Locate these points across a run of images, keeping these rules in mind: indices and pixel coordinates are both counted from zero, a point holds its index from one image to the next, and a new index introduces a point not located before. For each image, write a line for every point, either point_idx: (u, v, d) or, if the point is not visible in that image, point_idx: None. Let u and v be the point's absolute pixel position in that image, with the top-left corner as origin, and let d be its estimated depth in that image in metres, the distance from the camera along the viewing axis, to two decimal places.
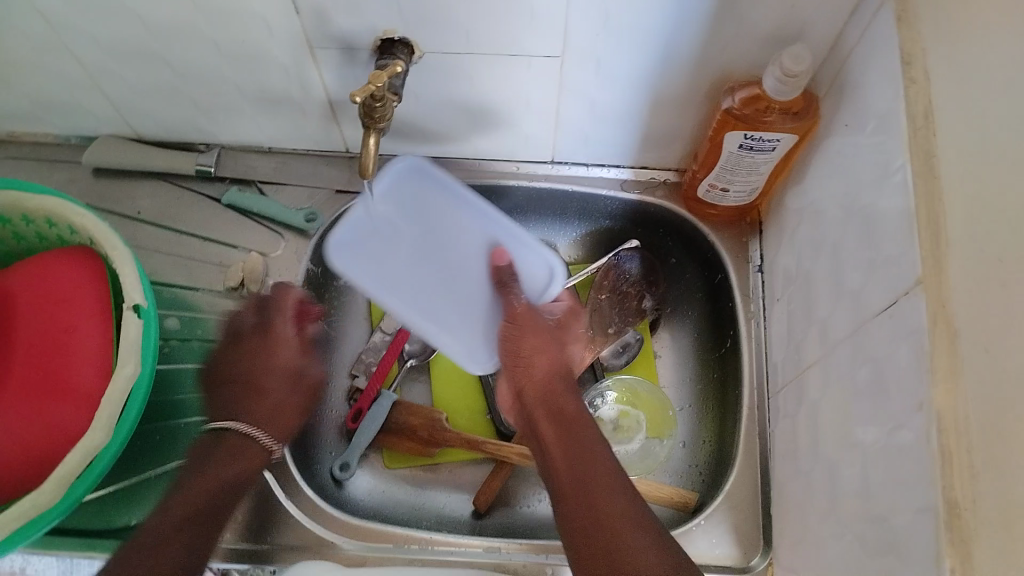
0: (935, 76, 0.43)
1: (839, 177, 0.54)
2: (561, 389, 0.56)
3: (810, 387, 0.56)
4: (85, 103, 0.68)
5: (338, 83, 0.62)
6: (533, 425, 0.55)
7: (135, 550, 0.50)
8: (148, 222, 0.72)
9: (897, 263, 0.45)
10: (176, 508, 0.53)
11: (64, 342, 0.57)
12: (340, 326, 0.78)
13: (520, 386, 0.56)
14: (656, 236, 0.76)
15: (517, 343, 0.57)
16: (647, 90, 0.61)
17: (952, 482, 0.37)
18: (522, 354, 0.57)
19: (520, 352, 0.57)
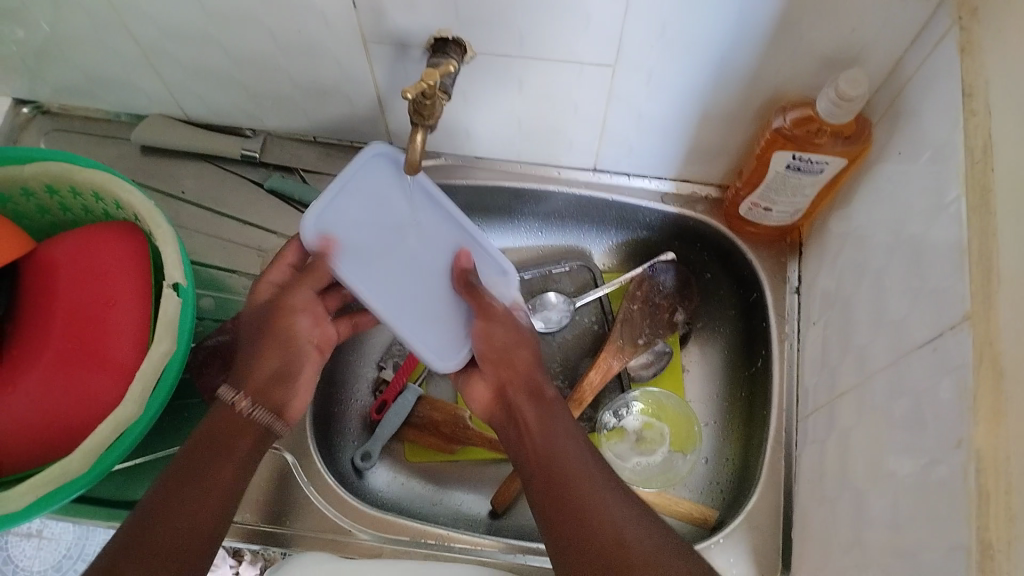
0: (997, 109, 0.43)
1: (888, 204, 0.53)
2: (539, 379, 0.60)
3: (843, 414, 0.56)
4: (138, 82, 0.69)
5: (387, 78, 0.62)
6: (512, 410, 0.60)
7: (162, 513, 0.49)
8: (191, 202, 0.73)
9: (944, 296, 0.44)
10: (204, 478, 0.52)
11: (104, 314, 0.58)
12: None
13: (501, 379, 0.62)
14: (694, 250, 0.76)
15: (492, 340, 0.63)
16: (697, 104, 0.61)
17: (987, 525, 0.37)
18: (501, 350, 0.62)
19: (498, 348, 0.62)
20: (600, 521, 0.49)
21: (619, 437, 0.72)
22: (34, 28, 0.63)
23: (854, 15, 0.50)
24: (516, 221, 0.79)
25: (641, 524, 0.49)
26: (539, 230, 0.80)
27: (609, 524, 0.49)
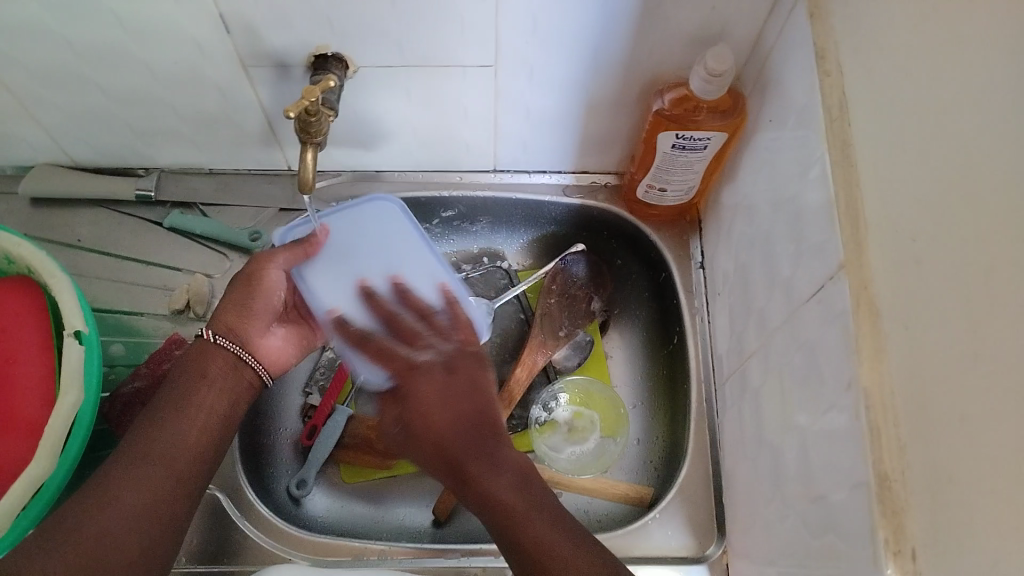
0: (847, 69, 0.45)
1: (767, 171, 0.56)
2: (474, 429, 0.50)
3: (753, 375, 0.58)
4: (17, 133, 0.67)
5: (274, 101, 0.62)
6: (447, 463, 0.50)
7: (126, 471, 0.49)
8: (88, 249, 0.71)
9: (823, 249, 0.46)
10: (165, 461, 0.51)
11: (5, 374, 0.56)
12: None
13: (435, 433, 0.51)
14: (601, 239, 0.78)
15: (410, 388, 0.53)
16: (581, 95, 0.63)
17: (882, 456, 0.39)
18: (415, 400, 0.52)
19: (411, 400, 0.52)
20: (504, 510, 0.48)
21: (551, 430, 0.72)
22: None
23: None
24: (426, 232, 0.79)
25: (564, 522, 0.48)
26: (449, 237, 0.80)
27: (515, 510, 0.48)
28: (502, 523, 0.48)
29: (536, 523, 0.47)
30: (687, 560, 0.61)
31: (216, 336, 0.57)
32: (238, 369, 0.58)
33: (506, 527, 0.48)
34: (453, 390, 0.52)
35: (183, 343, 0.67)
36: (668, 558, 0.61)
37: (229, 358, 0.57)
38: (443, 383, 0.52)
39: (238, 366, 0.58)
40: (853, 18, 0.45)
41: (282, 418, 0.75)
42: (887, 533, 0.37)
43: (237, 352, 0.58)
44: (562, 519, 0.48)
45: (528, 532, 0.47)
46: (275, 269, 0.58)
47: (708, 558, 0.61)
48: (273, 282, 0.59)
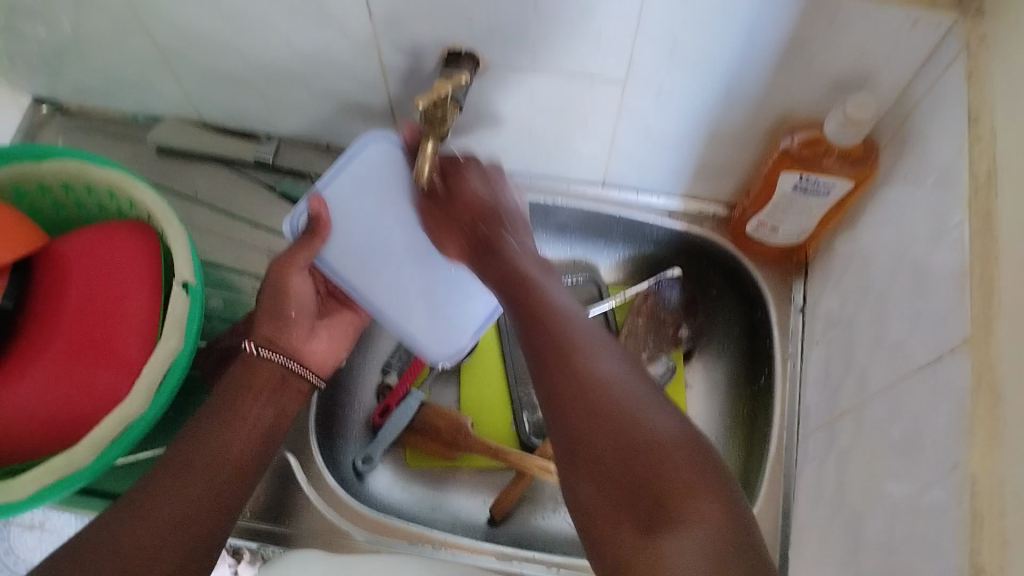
0: (1002, 137, 0.43)
1: (892, 228, 0.54)
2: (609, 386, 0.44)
3: (842, 435, 0.56)
4: (156, 85, 0.70)
5: (400, 86, 0.63)
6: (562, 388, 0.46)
7: (164, 484, 0.49)
8: (203, 203, 0.74)
9: (946, 320, 0.44)
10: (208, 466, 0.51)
11: (113, 311, 0.59)
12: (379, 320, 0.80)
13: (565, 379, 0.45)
14: (700, 267, 0.76)
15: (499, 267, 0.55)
16: (707, 122, 0.61)
17: (982, 549, 0.37)
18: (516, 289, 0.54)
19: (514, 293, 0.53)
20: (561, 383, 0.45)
21: None
22: (57, 29, 0.64)
23: (864, 39, 0.50)
24: None
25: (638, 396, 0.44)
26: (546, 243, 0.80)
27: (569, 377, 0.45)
28: (568, 390, 0.44)
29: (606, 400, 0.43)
30: None
31: (258, 348, 0.58)
32: (285, 380, 0.59)
33: (577, 405, 0.44)
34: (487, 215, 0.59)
35: None
36: None
37: (277, 370, 0.58)
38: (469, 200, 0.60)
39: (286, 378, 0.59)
40: (1018, 85, 0.43)
41: (359, 393, 0.77)
42: None
43: (288, 362, 0.59)
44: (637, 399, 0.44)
45: (599, 411, 0.43)
46: (298, 273, 0.58)
47: None
48: (297, 286, 0.59)
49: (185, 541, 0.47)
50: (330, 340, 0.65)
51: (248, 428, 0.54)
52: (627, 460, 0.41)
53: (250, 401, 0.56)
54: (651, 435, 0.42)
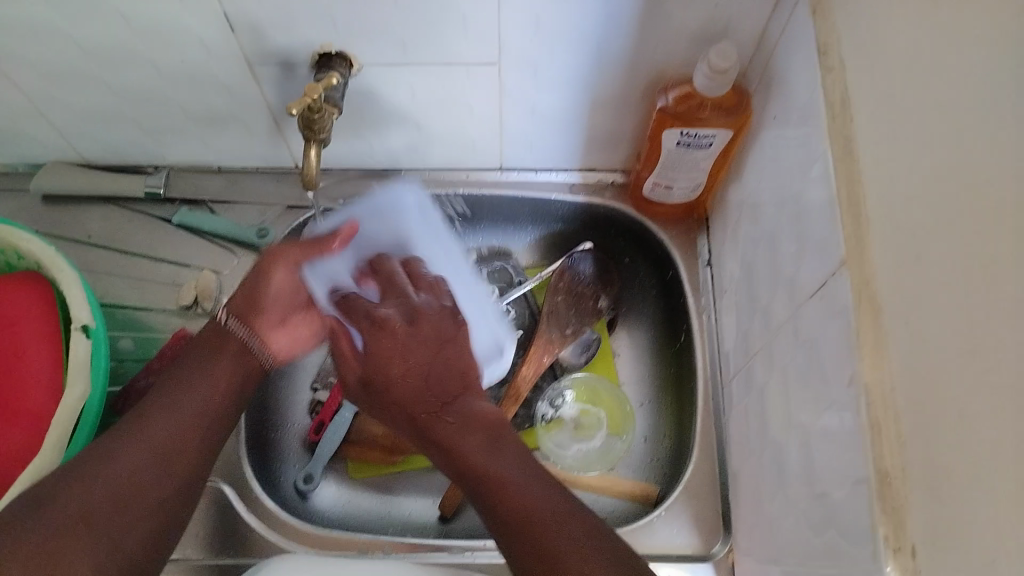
0: (850, 65, 0.45)
1: (771, 168, 0.56)
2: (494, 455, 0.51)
3: (757, 374, 0.58)
4: (30, 131, 0.68)
5: (280, 99, 0.63)
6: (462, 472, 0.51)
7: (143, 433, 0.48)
8: (98, 246, 0.72)
9: (825, 245, 0.46)
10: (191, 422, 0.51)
11: (14, 367, 0.57)
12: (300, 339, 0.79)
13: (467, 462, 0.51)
14: (609, 237, 0.78)
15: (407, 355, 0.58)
16: (587, 93, 0.63)
17: (882, 453, 0.38)
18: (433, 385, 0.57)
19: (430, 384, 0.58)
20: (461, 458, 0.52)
21: (558, 427, 0.73)
22: None
23: None
24: None
25: (545, 483, 0.48)
26: (458, 234, 0.80)
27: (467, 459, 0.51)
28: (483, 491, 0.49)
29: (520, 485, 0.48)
30: (692, 558, 0.61)
31: (229, 318, 0.58)
32: (247, 353, 0.57)
33: (489, 484, 0.49)
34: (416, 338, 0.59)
35: (192, 339, 0.67)
36: (673, 556, 0.61)
37: (240, 343, 0.57)
38: (409, 335, 0.59)
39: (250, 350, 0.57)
40: (856, 14, 0.45)
41: (291, 413, 0.76)
42: (887, 529, 0.37)
43: (251, 338, 0.57)
44: (546, 484, 0.48)
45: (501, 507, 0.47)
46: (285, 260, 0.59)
47: (713, 557, 0.61)
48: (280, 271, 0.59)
49: (156, 493, 0.47)
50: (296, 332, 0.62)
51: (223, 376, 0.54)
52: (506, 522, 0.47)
53: (218, 362, 0.55)
54: (562, 521, 0.45)
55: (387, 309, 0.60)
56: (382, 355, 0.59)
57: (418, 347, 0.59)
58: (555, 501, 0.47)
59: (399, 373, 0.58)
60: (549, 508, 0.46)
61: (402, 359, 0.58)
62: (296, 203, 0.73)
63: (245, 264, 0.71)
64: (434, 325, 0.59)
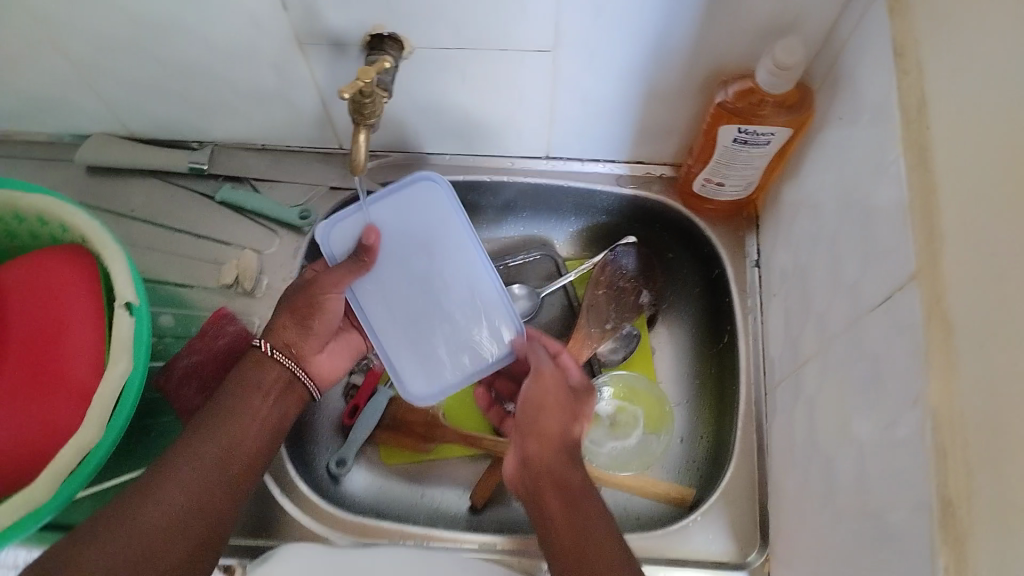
0: (928, 67, 0.43)
1: (835, 170, 0.54)
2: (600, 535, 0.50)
3: (806, 382, 0.56)
4: (78, 102, 0.68)
5: (329, 79, 0.62)
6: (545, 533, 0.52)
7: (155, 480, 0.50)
8: (142, 220, 0.72)
9: (892, 257, 0.44)
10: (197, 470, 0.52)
11: (60, 339, 0.56)
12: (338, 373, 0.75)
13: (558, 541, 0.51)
14: (653, 231, 0.76)
15: (534, 418, 0.58)
16: (643, 83, 0.61)
17: (947, 479, 0.36)
18: (534, 425, 0.58)
19: (533, 425, 0.58)
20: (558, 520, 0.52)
21: (593, 423, 0.71)
22: None
23: None
24: (475, 217, 0.79)
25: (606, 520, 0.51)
26: (498, 222, 0.79)
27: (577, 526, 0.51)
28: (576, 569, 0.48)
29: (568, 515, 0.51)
30: (728, 565, 0.59)
31: (263, 342, 0.59)
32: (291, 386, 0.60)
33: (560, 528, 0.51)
34: (560, 406, 0.58)
35: (232, 319, 0.67)
36: (708, 562, 0.60)
37: (283, 374, 0.59)
38: (561, 402, 0.58)
39: (288, 380, 0.60)
40: (936, 14, 0.43)
41: (325, 396, 0.74)
42: (949, 560, 0.36)
43: (294, 370, 0.60)
44: (604, 523, 0.51)
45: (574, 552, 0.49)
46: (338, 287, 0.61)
47: (749, 565, 0.59)
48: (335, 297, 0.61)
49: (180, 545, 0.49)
50: (336, 357, 0.65)
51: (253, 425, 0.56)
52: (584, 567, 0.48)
53: (258, 399, 0.57)
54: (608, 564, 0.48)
55: (546, 362, 0.61)
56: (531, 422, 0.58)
57: (554, 418, 0.58)
58: (597, 527, 0.50)
59: (545, 449, 0.56)
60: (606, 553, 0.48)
61: (552, 414, 0.58)
62: (337, 183, 0.72)
63: (287, 244, 0.71)
64: (570, 410, 0.58)
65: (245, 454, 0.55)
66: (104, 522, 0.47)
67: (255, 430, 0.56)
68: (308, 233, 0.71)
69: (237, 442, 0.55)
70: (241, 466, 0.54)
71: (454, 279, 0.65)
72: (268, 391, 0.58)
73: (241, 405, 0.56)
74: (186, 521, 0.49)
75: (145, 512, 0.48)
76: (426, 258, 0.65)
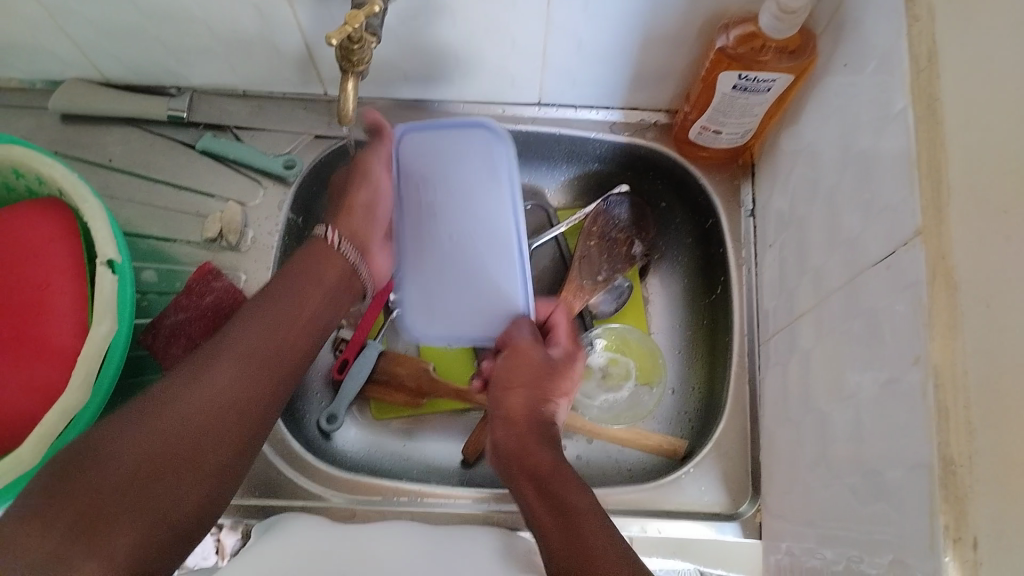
0: (937, 13, 0.41)
1: (837, 120, 0.52)
2: (576, 490, 0.52)
3: (802, 335, 0.55)
4: (49, 47, 0.65)
5: (312, 23, 0.59)
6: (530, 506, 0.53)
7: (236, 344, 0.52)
8: (120, 170, 0.70)
9: (896, 210, 0.43)
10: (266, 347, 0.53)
11: (36, 300, 0.55)
12: None
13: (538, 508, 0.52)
14: (646, 179, 0.75)
15: (534, 381, 0.61)
16: (640, 27, 0.59)
17: (948, 439, 0.36)
18: (537, 388, 0.61)
19: (534, 386, 0.61)
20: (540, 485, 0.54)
21: (586, 376, 0.72)
22: None
23: None
24: None
25: (581, 488, 0.52)
26: None
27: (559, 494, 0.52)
28: (564, 540, 0.48)
29: (560, 497, 0.52)
30: (720, 516, 0.60)
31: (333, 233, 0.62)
32: (349, 276, 0.62)
33: (545, 492, 0.53)
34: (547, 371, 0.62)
35: (218, 274, 0.66)
36: (701, 514, 0.60)
37: (344, 266, 0.61)
38: (551, 367, 0.62)
39: (350, 274, 0.62)
40: None
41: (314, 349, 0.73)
42: (948, 518, 0.36)
43: (355, 263, 0.62)
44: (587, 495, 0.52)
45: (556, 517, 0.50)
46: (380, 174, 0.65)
47: (741, 516, 0.59)
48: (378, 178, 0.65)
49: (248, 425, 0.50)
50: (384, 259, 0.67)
51: (310, 317, 0.57)
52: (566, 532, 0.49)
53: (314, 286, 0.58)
54: (587, 517, 0.49)
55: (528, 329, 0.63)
56: (534, 384, 0.61)
57: (547, 380, 0.62)
58: (581, 497, 0.51)
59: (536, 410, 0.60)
60: (594, 520, 0.49)
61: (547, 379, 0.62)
62: (322, 132, 0.70)
63: (271, 194, 0.69)
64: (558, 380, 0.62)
65: (291, 353, 0.55)
66: (154, 399, 0.48)
67: (304, 326, 0.56)
68: (293, 182, 0.69)
69: (293, 333, 0.55)
70: (286, 364, 0.54)
71: (488, 250, 0.62)
72: (326, 287, 0.59)
73: (297, 301, 0.57)
74: (235, 404, 0.50)
75: (193, 396, 0.48)
76: (479, 213, 0.62)
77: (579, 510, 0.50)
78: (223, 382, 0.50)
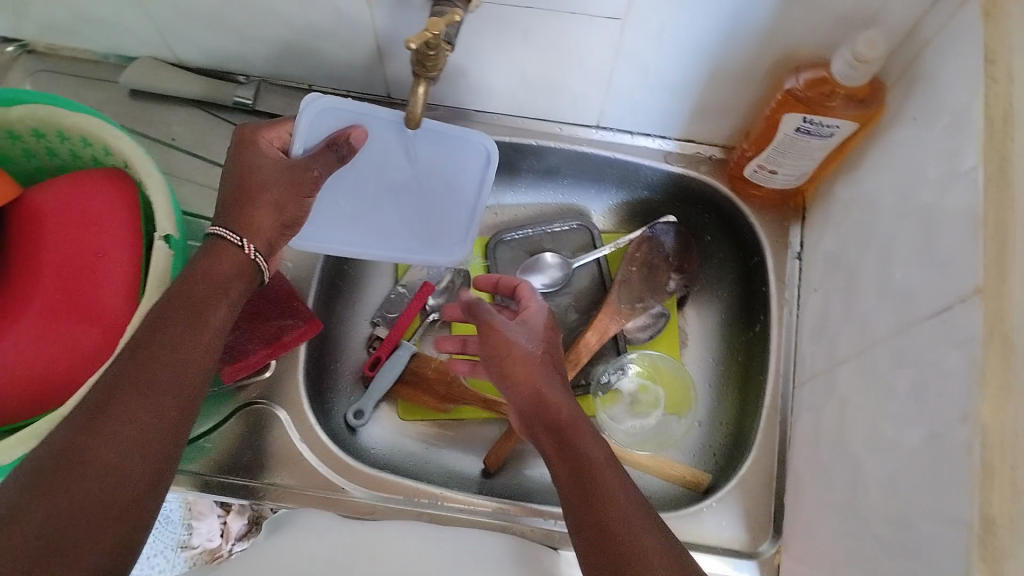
0: (1018, 78, 0.42)
1: (899, 172, 0.53)
2: (597, 456, 0.49)
3: (841, 381, 0.55)
4: (128, 24, 0.67)
5: (389, 26, 0.60)
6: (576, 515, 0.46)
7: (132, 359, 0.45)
8: (181, 149, 0.72)
9: (954, 268, 0.43)
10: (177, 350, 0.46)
11: (92, 267, 0.56)
12: (348, 319, 0.76)
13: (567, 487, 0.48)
14: (694, 211, 0.75)
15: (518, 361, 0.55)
16: (709, 61, 0.59)
17: (991, 498, 0.36)
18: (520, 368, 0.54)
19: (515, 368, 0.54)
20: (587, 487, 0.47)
21: (614, 400, 0.71)
22: None
23: None
24: (515, 177, 0.77)
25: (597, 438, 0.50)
26: (538, 187, 0.78)
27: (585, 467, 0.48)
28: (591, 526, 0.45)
29: (583, 473, 0.48)
30: (738, 553, 0.60)
31: (246, 243, 0.52)
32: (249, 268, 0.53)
33: (567, 470, 0.49)
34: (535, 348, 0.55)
35: None
36: (719, 549, 0.60)
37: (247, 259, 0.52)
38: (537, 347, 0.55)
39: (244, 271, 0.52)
40: None
41: (349, 344, 0.75)
42: None
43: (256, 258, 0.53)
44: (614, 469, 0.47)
45: (602, 512, 0.45)
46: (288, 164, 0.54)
47: (760, 555, 0.59)
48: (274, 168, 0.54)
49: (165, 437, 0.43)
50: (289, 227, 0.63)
51: (203, 352, 0.48)
52: (607, 530, 0.44)
53: (219, 278, 0.50)
54: (618, 509, 0.45)
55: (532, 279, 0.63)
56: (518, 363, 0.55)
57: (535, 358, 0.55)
58: (604, 470, 0.47)
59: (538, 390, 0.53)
60: (629, 514, 0.45)
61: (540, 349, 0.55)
62: None
63: None
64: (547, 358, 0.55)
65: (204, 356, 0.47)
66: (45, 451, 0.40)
67: (214, 325, 0.49)
68: None
69: (180, 360, 0.46)
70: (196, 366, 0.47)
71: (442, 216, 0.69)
72: (230, 282, 0.51)
73: (204, 300, 0.49)
74: (145, 438, 0.42)
75: (97, 436, 0.41)
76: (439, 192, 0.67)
77: (604, 488, 0.46)
78: (109, 426, 0.41)
